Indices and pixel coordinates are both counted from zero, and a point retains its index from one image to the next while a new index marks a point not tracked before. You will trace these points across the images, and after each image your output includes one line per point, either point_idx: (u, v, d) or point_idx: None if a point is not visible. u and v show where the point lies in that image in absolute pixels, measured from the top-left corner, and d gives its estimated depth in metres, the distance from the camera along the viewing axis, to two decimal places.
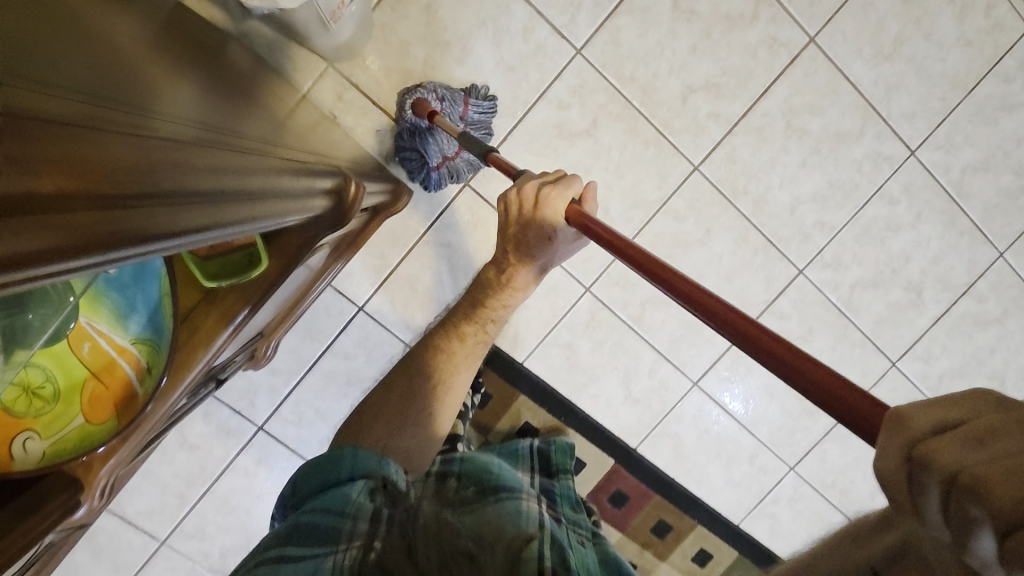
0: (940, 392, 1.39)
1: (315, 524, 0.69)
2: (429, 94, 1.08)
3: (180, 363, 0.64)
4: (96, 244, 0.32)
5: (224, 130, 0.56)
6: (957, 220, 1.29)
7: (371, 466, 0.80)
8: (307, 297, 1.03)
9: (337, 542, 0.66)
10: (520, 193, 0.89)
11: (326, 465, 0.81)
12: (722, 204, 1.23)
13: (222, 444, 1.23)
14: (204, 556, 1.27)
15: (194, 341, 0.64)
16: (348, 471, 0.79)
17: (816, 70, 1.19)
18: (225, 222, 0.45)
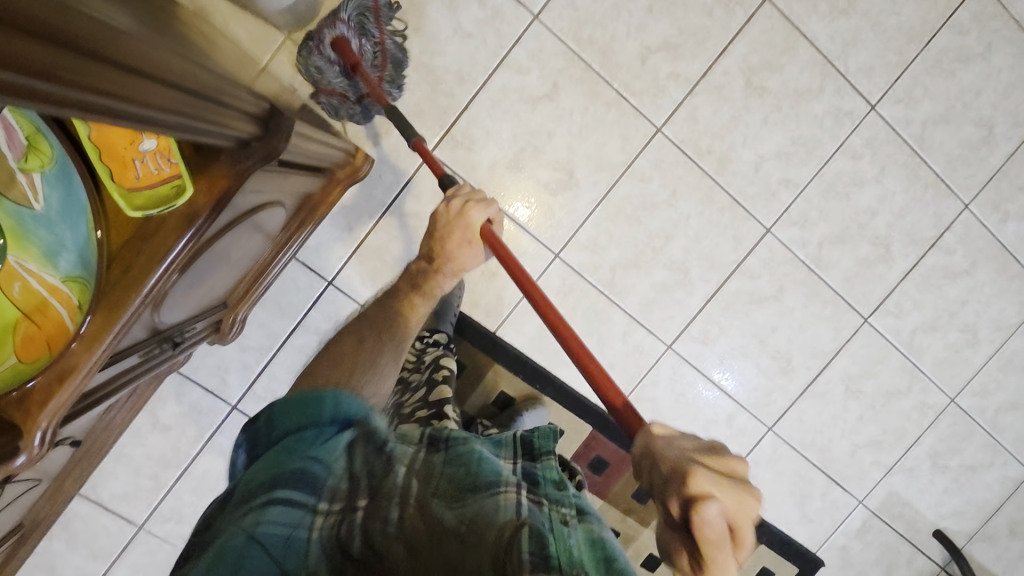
0: (914, 348, 1.40)
1: (299, 475, 0.62)
2: (348, 32, 1.09)
3: (112, 304, 0.60)
4: (52, 84, 0.35)
5: (156, 42, 0.58)
6: (921, 173, 1.31)
7: (360, 413, 0.70)
8: (269, 262, 1.03)
9: (314, 498, 0.61)
10: (447, 208, 0.97)
11: (306, 403, 0.70)
12: (687, 164, 1.24)
13: (195, 424, 1.23)
14: (182, 539, 1.27)
15: (125, 282, 0.60)
16: (331, 411, 0.69)
17: (772, 27, 1.20)
18: (160, 109, 0.47)
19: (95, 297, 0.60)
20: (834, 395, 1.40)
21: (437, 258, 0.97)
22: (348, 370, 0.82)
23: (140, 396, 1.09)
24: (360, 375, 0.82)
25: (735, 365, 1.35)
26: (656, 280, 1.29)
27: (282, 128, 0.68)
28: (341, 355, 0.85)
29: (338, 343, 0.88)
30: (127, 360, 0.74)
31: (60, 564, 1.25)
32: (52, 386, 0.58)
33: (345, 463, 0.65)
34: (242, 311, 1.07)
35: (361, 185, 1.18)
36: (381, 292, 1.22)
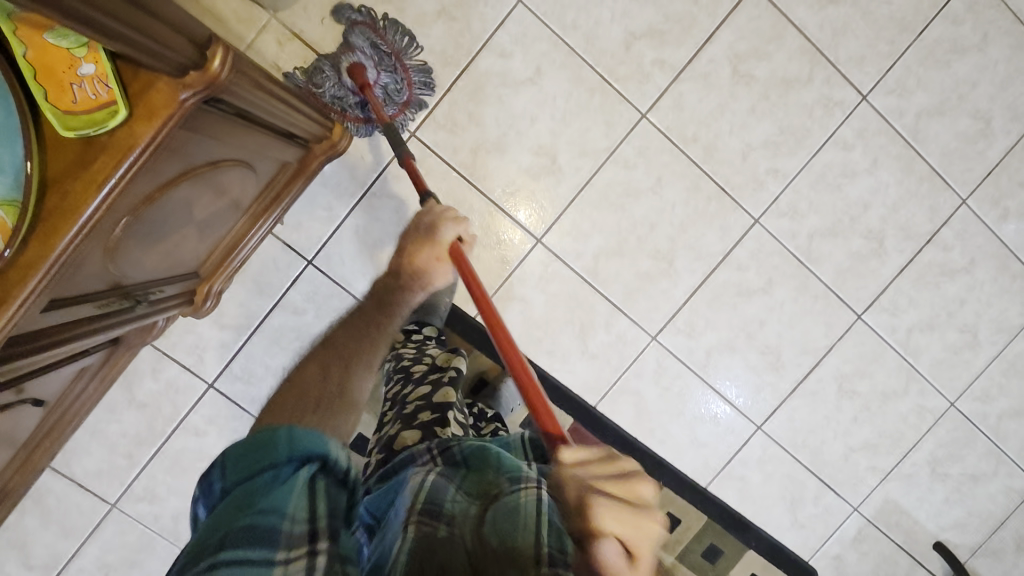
0: (910, 347, 1.35)
1: (250, 531, 0.59)
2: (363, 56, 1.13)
3: (49, 230, 0.60)
4: None
5: None
6: (915, 166, 1.28)
7: (318, 449, 0.68)
8: (244, 231, 1.03)
9: (275, 549, 0.60)
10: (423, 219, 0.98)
11: (257, 446, 0.66)
12: (672, 151, 1.23)
13: (171, 402, 1.22)
14: (154, 520, 1.26)
15: (62, 211, 0.60)
16: (286, 451, 0.66)
17: (759, 15, 1.19)
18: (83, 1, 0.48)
19: (33, 224, 0.59)
20: (826, 394, 1.35)
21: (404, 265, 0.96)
22: (313, 404, 0.73)
23: (114, 362, 1.10)
24: (326, 409, 0.73)
25: (722, 359, 1.31)
26: (640, 269, 1.27)
27: (222, 50, 0.67)
28: (307, 393, 0.75)
29: (303, 373, 0.78)
30: (83, 305, 0.74)
31: (31, 542, 1.24)
32: None
33: (306, 504, 0.64)
34: (218, 283, 1.07)
35: (343, 165, 1.18)
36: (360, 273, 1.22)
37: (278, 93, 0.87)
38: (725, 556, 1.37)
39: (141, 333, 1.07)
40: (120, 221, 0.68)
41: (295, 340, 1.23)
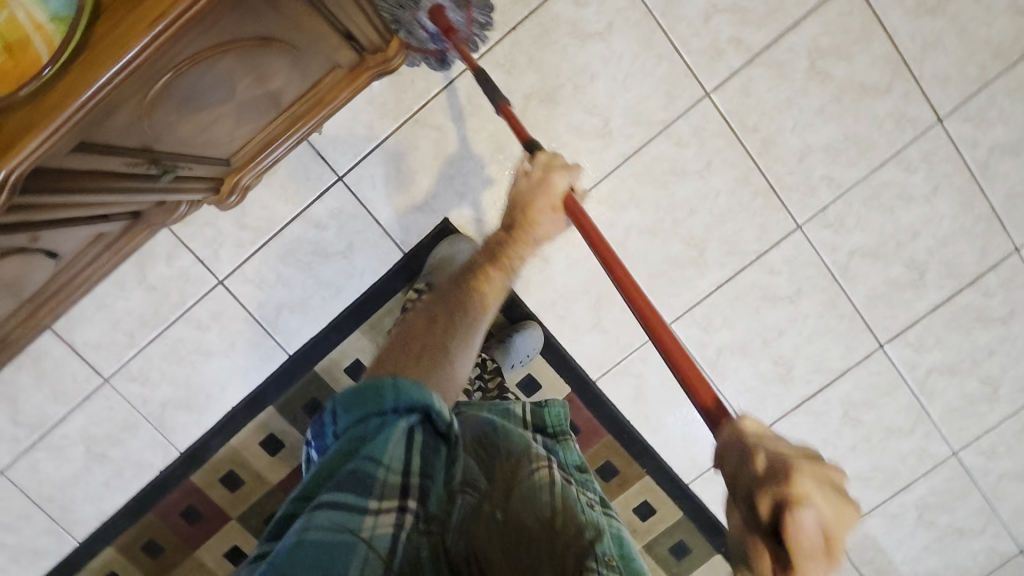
0: (926, 387, 1.31)
1: (354, 477, 0.61)
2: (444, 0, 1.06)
3: (89, 64, 0.59)
4: None
5: None
6: (975, 203, 1.22)
7: (420, 399, 0.68)
8: (280, 131, 1.04)
9: (369, 498, 0.61)
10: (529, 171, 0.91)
11: (360, 397, 0.68)
12: (729, 137, 1.18)
13: (180, 290, 1.22)
14: (143, 402, 1.26)
15: (105, 46, 0.58)
16: (393, 400, 0.67)
17: (851, 11, 1.13)
18: None
19: (75, 52, 0.59)
20: (830, 417, 1.32)
21: (524, 227, 0.91)
22: (414, 359, 0.78)
23: (127, 237, 1.10)
24: (428, 363, 0.78)
25: (732, 361, 1.28)
26: (670, 252, 1.23)
27: None
28: (413, 343, 0.80)
29: (412, 325, 0.83)
30: (113, 166, 0.76)
31: (22, 399, 1.25)
32: (18, 132, 0.59)
33: (401, 453, 0.65)
34: (246, 179, 1.08)
35: (391, 85, 1.15)
36: (388, 199, 1.20)
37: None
38: (692, 554, 1.37)
39: (158, 212, 1.07)
40: (159, 85, 0.67)
41: (312, 254, 1.22)
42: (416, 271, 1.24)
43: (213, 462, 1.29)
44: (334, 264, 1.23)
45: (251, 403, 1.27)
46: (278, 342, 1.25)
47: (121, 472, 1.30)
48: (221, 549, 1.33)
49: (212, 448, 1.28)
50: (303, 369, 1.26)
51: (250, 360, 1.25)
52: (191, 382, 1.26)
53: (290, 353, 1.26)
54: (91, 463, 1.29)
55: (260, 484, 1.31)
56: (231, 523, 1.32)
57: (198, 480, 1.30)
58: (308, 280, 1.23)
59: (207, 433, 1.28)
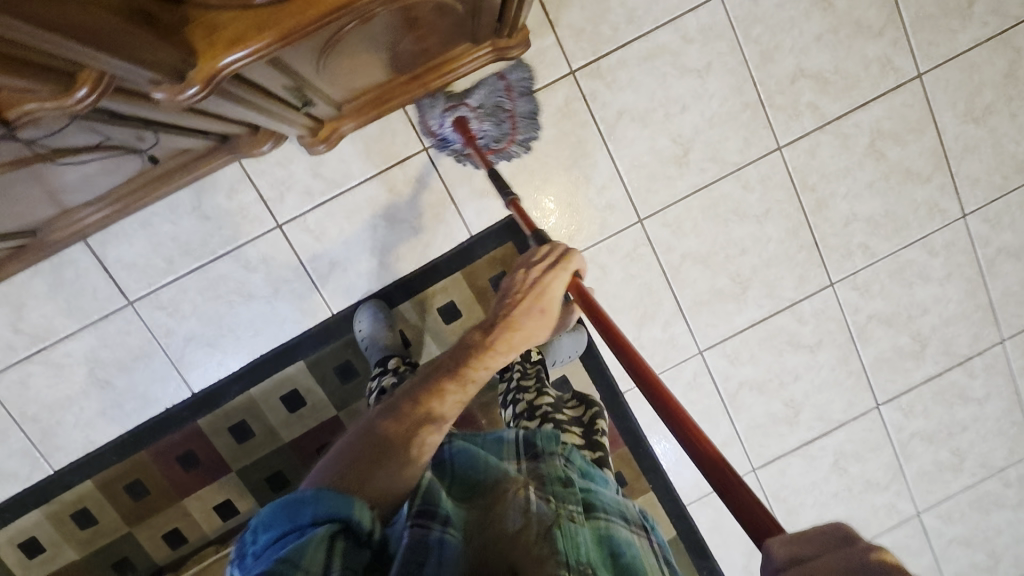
0: (906, 449, 1.44)
1: None
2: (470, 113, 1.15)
3: None
4: None
5: None
6: (977, 294, 1.38)
7: (342, 507, 0.55)
8: (390, 92, 1.05)
9: None
10: (524, 276, 0.89)
11: (280, 508, 0.54)
12: (789, 191, 1.28)
13: (234, 226, 1.17)
14: (164, 335, 1.19)
15: None
16: (311, 511, 0.54)
17: (913, 104, 1.27)
18: None
19: None
20: (822, 463, 1.42)
21: (506, 325, 0.84)
22: (352, 472, 0.63)
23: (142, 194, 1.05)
24: (368, 465, 0.64)
25: (748, 396, 1.37)
26: (716, 284, 1.31)
27: None
28: (355, 456, 0.66)
29: (360, 446, 0.68)
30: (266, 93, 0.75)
31: (29, 306, 1.15)
32: (251, 34, 0.58)
33: (325, 558, 0.49)
34: (341, 129, 1.09)
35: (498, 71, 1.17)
36: (468, 180, 1.21)
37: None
38: None
39: (241, 142, 1.04)
40: (358, 28, 0.68)
41: (379, 217, 1.21)
42: (478, 257, 1.24)
43: (227, 408, 1.23)
44: (399, 231, 1.22)
45: (282, 355, 1.23)
46: (324, 298, 1.22)
47: (123, 403, 1.21)
48: (213, 500, 1.27)
49: (230, 394, 1.23)
50: (344, 330, 1.23)
51: (291, 311, 1.22)
52: (224, 322, 1.20)
53: (334, 311, 1.23)
54: (91, 389, 1.20)
55: (271, 439, 1.26)
56: (230, 476, 1.26)
57: (206, 425, 1.24)
58: (370, 242, 1.21)
59: (228, 378, 1.23)
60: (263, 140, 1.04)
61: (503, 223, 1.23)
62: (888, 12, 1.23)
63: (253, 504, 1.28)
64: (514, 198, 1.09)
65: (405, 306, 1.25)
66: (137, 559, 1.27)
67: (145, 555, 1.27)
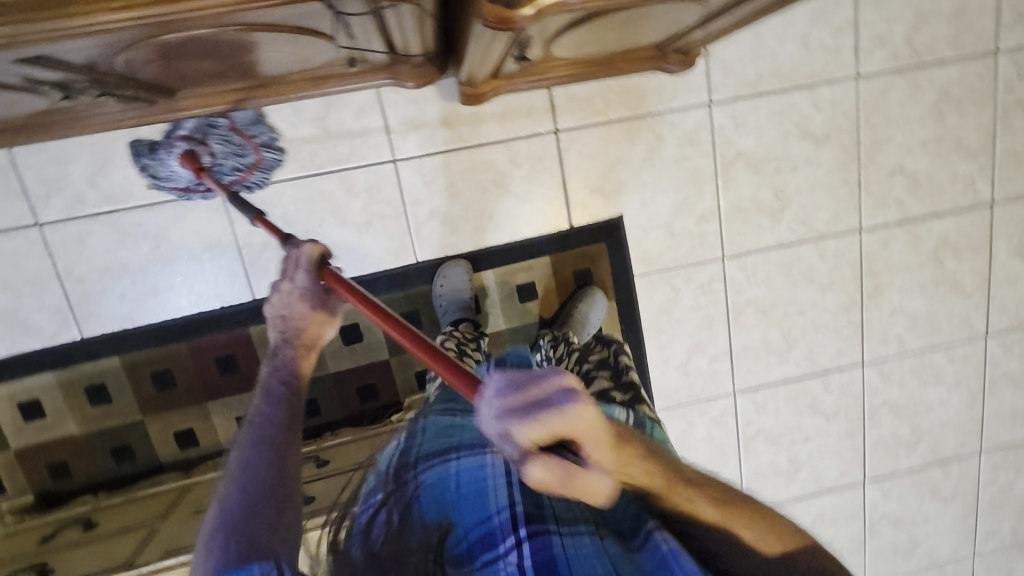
0: (874, 527, 1.57)
1: None
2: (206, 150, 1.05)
3: None
4: None
5: None
6: (974, 406, 1.52)
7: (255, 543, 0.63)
8: (564, 71, 1.04)
9: None
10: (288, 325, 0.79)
11: None
12: (856, 270, 1.38)
13: (350, 146, 1.15)
14: (245, 232, 1.15)
15: None
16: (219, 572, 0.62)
17: (979, 226, 1.39)
18: None
19: None
20: (802, 521, 1.53)
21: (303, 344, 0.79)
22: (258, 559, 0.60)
23: (239, 91, 0.98)
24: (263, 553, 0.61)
25: (761, 444, 1.46)
26: (768, 336, 1.39)
27: None
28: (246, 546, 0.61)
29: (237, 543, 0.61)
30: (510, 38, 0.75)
31: (117, 163, 1.09)
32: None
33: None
34: (501, 88, 1.06)
35: (645, 80, 1.21)
36: (583, 173, 1.24)
37: (748, 16, 0.91)
38: None
39: (403, 71, 1.00)
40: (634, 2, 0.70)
41: (490, 182, 1.21)
42: (569, 248, 1.27)
43: None
44: (504, 200, 1.23)
45: (355, 286, 1.21)
46: (413, 243, 1.21)
47: (178, 289, 1.16)
48: (238, 411, 1.22)
49: None
50: (422, 279, 1.23)
51: (377, 246, 1.20)
52: (308, 237, 1.18)
53: (419, 258, 1.22)
54: (151, 265, 1.14)
55: (316, 366, 1.23)
56: None
57: (256, 334, 1.20)
58: (473, 204, 1.22)
59: None
60: (426, 75, 1.03)
61: (602, 222, 1.26)
62: (986, 140, 1.35)
63: None
64: (259, 216, 0.93)
65: (486, 273, 1.25)
66: (139, 450, 1.21)
67: (150, 448, 1.21)
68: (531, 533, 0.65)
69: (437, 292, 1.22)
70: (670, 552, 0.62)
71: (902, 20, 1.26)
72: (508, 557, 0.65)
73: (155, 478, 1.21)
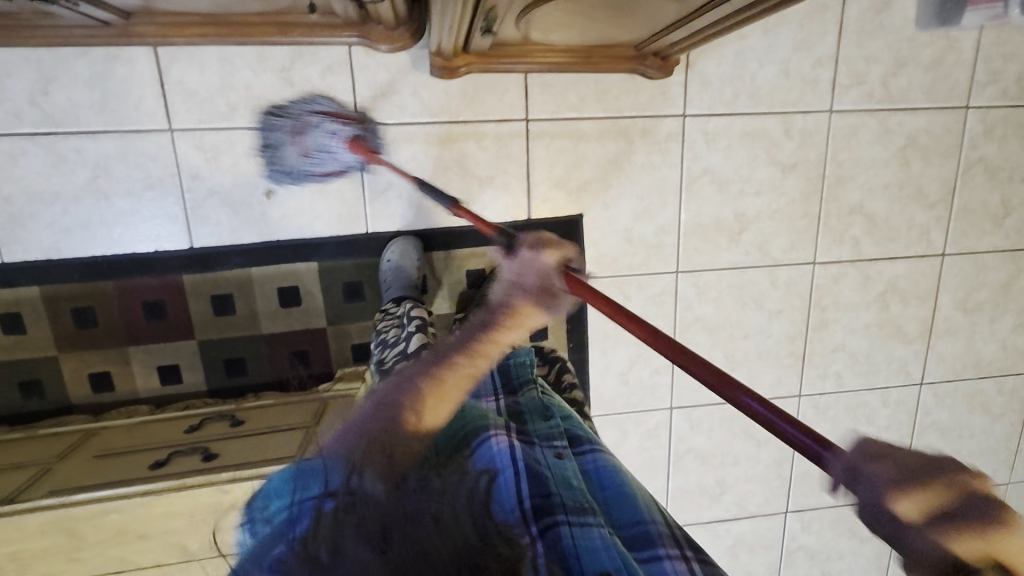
0: (791, 557, 1.59)
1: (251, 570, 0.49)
2: None
3: None
4: None
5: None
6: (900, 450, 1.55)
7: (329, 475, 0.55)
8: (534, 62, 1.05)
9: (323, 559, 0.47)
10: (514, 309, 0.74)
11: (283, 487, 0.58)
12: (805, 302, 1.39)
13: (313, 103, 1.12)
14: (191, 176, 1.11)
15: None
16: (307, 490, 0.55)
17: (928, 275, 1.42)
18: None
19: None
20: (722, 542, 1.54)
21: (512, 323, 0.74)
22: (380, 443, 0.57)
23: (198, 27, 0.94)
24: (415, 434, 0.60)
25: (691, 461, 1.46)
26: (711, 355, 1.39)
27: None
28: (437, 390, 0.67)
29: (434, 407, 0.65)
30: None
31: (61, 82, 1.04)
32: None
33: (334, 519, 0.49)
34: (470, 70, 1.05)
35: (622, 82, 1.19)
36: (548, 166, 1.22)
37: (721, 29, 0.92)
38: None
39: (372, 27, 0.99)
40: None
41: (452, 161, 1.19)
42: (525, 239, 1.25)
43: (219, 276, 1.16)
44: (464, 182, 1.20)
45: (300, 248, 1.17)
46: (365, 213, 1.18)
47: (112, 225, 1.11)
48: (160, 360, 1.18)
49: (229, 263, 1.16)
50: (370, 251, 1.19)
51: (328, 210, 1.17)
52: (258, 191, 1.14)
53: (370, 229, 1.19)
54: (86, 197, 1.09)
55: (249, 325, 1.19)
56: (191, 343, 1.18)
57: (189, 283, 1.15)
58: (433, 181, 1.19)
59: (235, 247, 1.15)
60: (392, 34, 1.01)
61: (560, 218, 1.25)
62: (946, 192, 1.37)
63: (200, 381, 1.20)
64: None
65: (436, 253, 1.23)
66: (50, 388, 1.15)
67: (62, 388, 1.16)
68: (542, 530, 0.58)
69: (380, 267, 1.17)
70: None
71: (881, 61, 1.27)
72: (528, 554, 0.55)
73: (62, 419, 1.16)
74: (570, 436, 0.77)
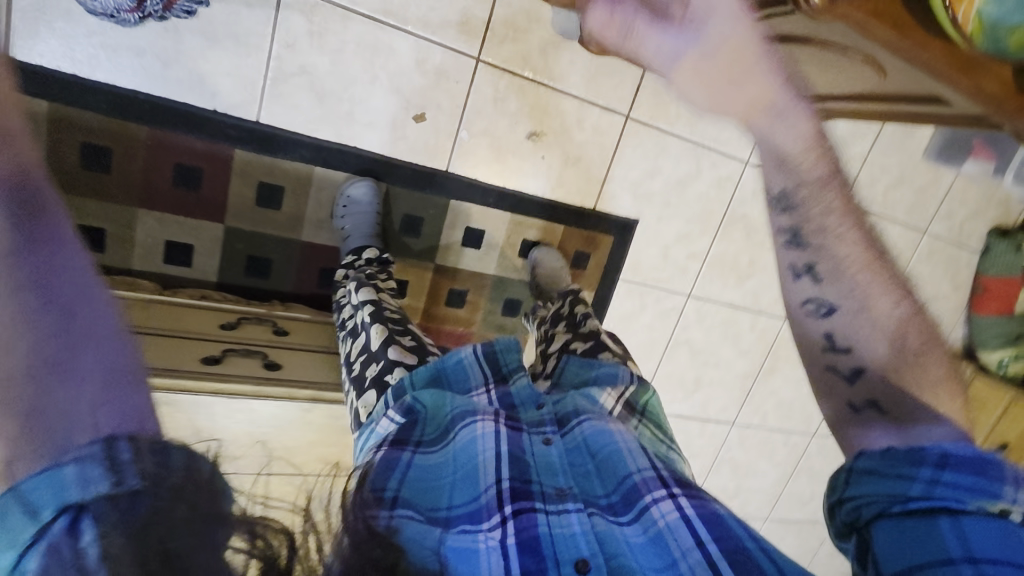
0: None
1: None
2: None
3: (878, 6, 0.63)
4: None
5: None
6: (779, 483, 1.87)
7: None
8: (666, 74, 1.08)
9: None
10: None
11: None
12: (766, 349, 1.61)
13: (442, 19, 1.02)
14: (287, 44, 0.96)
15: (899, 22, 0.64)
16: None
17: None
18: None
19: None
20: None
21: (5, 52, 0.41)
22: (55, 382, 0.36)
23: None
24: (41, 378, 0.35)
25: None
26: (683, 373, 1.55)
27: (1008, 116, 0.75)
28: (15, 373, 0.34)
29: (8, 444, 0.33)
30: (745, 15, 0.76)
31: None
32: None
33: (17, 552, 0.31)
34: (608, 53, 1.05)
35: (713, 115, 1.27)
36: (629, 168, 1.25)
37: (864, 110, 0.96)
38: None
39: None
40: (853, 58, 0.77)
41: (548, 130, 1.17)
42: (583, 227, 1.28)
43: (277, 164, 1.02)
44: (551, 156, 1.19)
45: (375, 164, 1.08)
46: (452, 151, 1.12)
47: (170, 64, 0.92)
48: (176, 237, 1.01)
49: (295, 153, 1.02)
50: (442, 191, 1.14)
51: (416, 136, 1.09)
52: (352, 88, 1.02)
53: (450, 169, 1.13)
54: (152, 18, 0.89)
55: (291, 228, 1.07)
56: (218, 228, 1.03)
57: (240, 160, 1.00)
58: (523, 143, 1.16)
59: (306, 140, 1.02)
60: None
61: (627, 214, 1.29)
62: None
63: (210, 271, 1.05)
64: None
65: (503, 214, 1.20)
66: None
67: None
68: (517, 511, 0.59)
69: (337, 215, 1.06)
70: (672, 521, 0.58)
71: (890, 174, 1.50)
72: (490, 532, 0.57)
73: None
74: (561, 415, 0.78)
